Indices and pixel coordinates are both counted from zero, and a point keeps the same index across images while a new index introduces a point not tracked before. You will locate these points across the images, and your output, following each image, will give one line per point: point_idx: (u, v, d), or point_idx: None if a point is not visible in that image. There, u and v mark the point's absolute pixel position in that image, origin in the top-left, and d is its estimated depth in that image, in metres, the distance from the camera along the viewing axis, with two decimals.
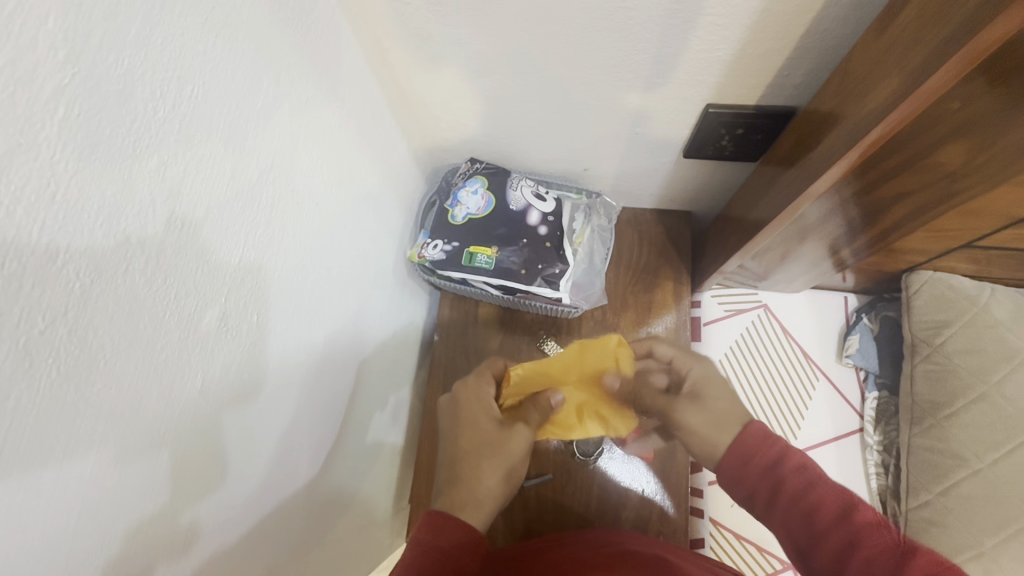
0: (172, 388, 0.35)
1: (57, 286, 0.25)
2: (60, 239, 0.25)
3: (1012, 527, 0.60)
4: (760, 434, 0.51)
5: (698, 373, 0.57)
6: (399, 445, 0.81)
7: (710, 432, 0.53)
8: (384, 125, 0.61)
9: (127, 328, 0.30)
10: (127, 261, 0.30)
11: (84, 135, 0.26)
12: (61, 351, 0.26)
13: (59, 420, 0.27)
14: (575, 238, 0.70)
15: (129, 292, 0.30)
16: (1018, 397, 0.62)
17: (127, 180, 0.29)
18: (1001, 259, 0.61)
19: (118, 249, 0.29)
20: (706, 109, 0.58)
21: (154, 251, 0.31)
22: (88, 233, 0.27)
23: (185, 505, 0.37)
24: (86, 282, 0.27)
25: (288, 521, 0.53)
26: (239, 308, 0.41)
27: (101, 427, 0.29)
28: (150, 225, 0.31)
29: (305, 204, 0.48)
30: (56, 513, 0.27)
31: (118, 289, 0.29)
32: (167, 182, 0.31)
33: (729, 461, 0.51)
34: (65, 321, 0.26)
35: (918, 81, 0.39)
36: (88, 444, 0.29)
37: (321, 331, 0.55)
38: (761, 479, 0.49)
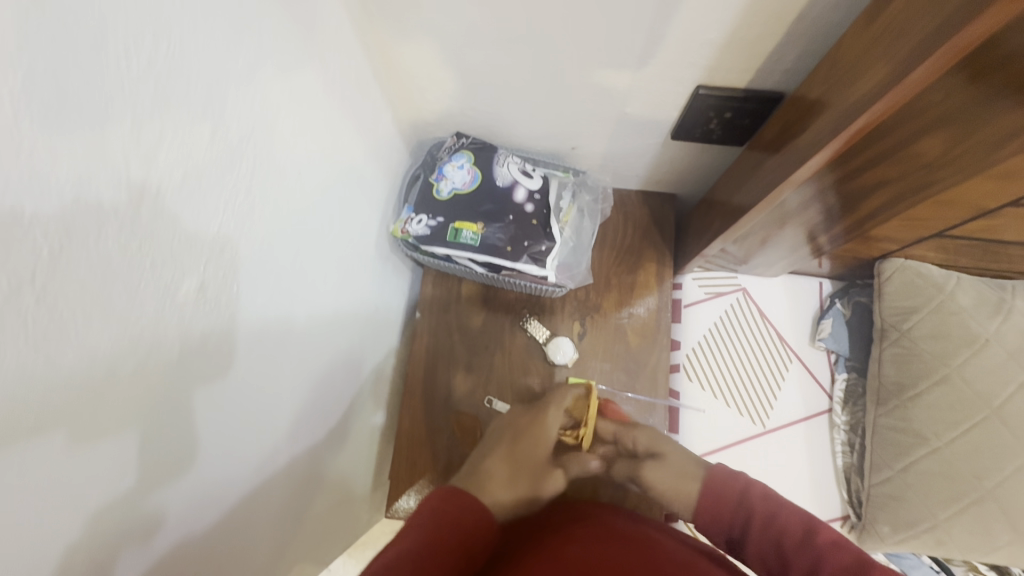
0: (147, 362, 0.34)
1: (22, 252, 0.24)
2: (26, 201, 0.24)
3: (960, 501, 0.64)
4: (724, 474, 0.60)
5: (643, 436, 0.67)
6: (378, 421, 0.81)
7: (679, 483, 0.61)
8: (368, 95, 0.59)
9: (98, 295, 0.29)
10: (99, 227, 0.28)
11: (49, 89, 0.24)
12: (30, 321, 0.25)
13: (28, 392, 0.25)
14: (562, 216, 0.70)
15: (101, 256, 0.28)
16: (977, 378, 0.65)
17: (99, 144, 0.27)
18: (968, 248, 0.63)
19: (89, 210, 0.27)
20: (696, 91, 0.57)
21: (128, 218, 0.30)
22: (58, 192, 0.25)
23: (160, 481, 0.37)
24: (55, 246, 0.26)
25: (267, 493, 0.52)
26: (217, 278, 0.39)
27: (71, 400, 0.28)
28: (122, 189, 0.29)
29: (286, 172, 0.46)
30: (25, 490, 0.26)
31: (91, 252, 0.28)
32: (141, 145, 0.30)
33: (704, 506, 0.59)
34: (32, 288, 0.25)
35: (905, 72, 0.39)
36: (61, 416, 0.28)
37: (300, 305, 0.53)
38: (734, 513, 0.57)
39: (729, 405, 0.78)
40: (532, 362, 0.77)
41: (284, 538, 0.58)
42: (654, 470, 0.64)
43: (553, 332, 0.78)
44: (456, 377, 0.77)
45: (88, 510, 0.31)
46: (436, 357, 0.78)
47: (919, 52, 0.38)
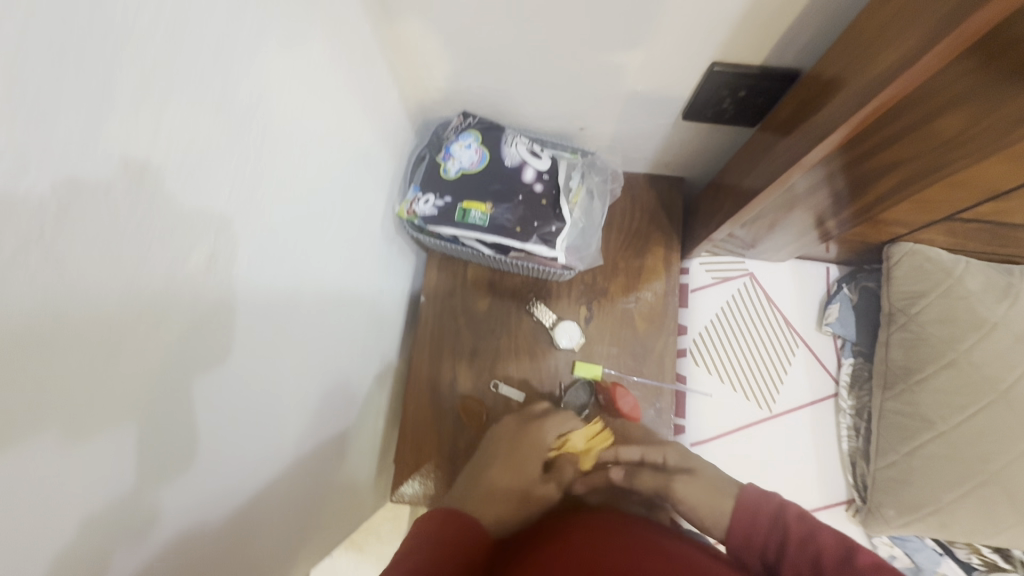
0: (155, 334, 0.33)
1: (23, 216, 0.23)
2: (27, 160, 0.23)
3: (966, 484, 0.64)
4: (757, 493, 0.59)
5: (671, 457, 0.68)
6: (383, 404, 0.80)
7: (710, 498, 0.61)
8: (375, 70, 0.58)
9: (106, 261, 0.28)
10: (105, 188, 0.27)
11: (45, 44, 0.23)
12: (37, 286, 0.24)
13: (35, 359, 0.25)
14: (572, 197, 0.68)
15: (110, 218, 0.28)
16: (984, 362, 0.65)
17: (103, 104, 0.26)
18: (976, 233, 0.63)
19: (95, 166, 0.26)
20: (711, 68, 0.56)
21: (136, 182, 0.29)
22: (61, 143, 0.24)
23: (166, 457, 0.36)
24: (62, 201, 0.25)
25: (275, 472, 0.52)
26: (226, 249, 0.39)
27: (77, 371, 0.27)
28: (130, 151, 0.28)
29: (291, 145, 0.45)
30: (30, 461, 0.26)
31: (98, 212, 0.27)
32: (145, 109, 0.29)
33: (738, 520, 0.57)
34: (36, 253, 0.24)
35: (924, 48, 0.38)
36: (66, 387, 0.27)
37: (307, 285, 0.53)
38: (769, 531, 0.55)
39: (736, 388, 0.78)
40: (538, 346, 0.76)
41: (291, 520, 0.57)
42: (682, 484, 0.64)
43: (559, 316, 0.77)
44: (461, 362, 0.77)
45: (94, 484, 0.30)
46: (442, 341, 0.77)
47: (941, 28, 0.37)
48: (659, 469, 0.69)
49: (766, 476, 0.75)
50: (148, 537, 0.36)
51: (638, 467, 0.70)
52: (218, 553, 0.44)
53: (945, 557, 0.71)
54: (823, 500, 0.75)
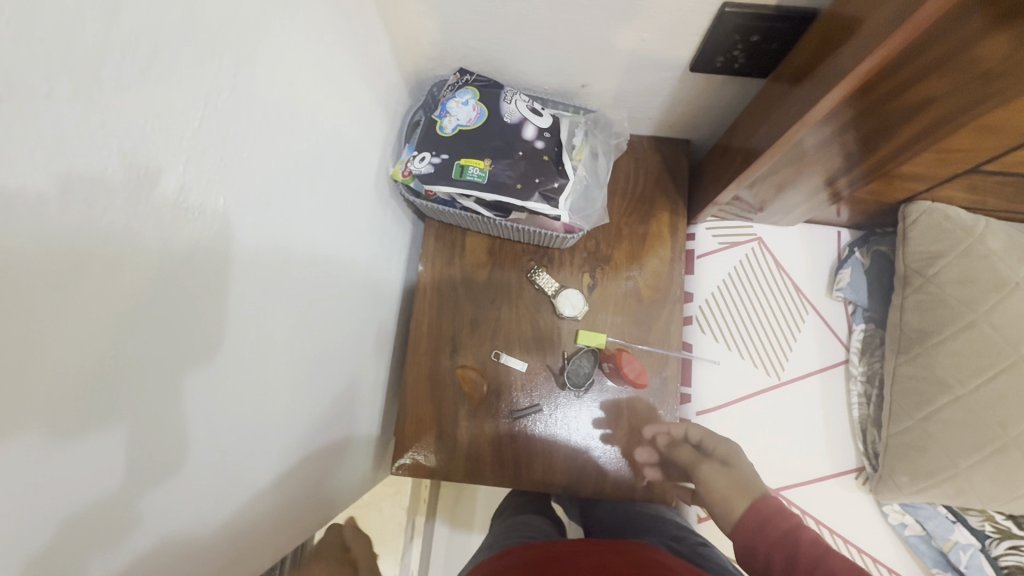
0: (124, 270, 0.29)
1: None
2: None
3: (986, 449, 0.63)
4: (776, 508, 0.61)
5: (725, 447, 0.69)
6: (383, 377, 0.78)
7: (731, 491, 0.65)
8: (368, 16, 0.53)
9: (59, 179, 0.24)
10: (52, 89, 0.23)
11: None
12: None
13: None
14: (575, 154, 0.66)
15: (60, 126, 0.23)
16: (1006, 324, 0.62)
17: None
18: (999, 187, 0.60)
19: (40, 62, 0.22)
20: (722, 10, 0.52)
21: (89, 85, 0.24)
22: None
23: (146, 416, 0.33)
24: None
25: (273, 440, 0.50)
26: (201, 184, 0.33)
27: (31, 304, 0.23)
28: (86, 46, 0.24)
29: (280, 86, 0.41)
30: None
31: (44, 117, 0.23)
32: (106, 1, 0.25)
33: (747, 520, 0.61)
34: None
35: None
36: (18, 323, 0.23)
37: (303, 245, 0.50)
38: (776, 543, 0.57)
39: (744, 356, 0.76)
40: (540, 315, 0.74)
41: (288, 488, 0.56)
42: (713, 470, 0.67)
43: (562, 285, 0.74)
44: (461, 332, 0.74)
45: (64, 443, 0.27)
46: (442, 310, 0.75)
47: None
48: (699, 448, 0.70)
49: (774, 444, 0.74)
50: (126, 501, 0.32)
51: (681, 447, 0.70)
52: (209, 517, 0.42)
53: (957, 525, 0.70)
54: (833, 468, 0.73)
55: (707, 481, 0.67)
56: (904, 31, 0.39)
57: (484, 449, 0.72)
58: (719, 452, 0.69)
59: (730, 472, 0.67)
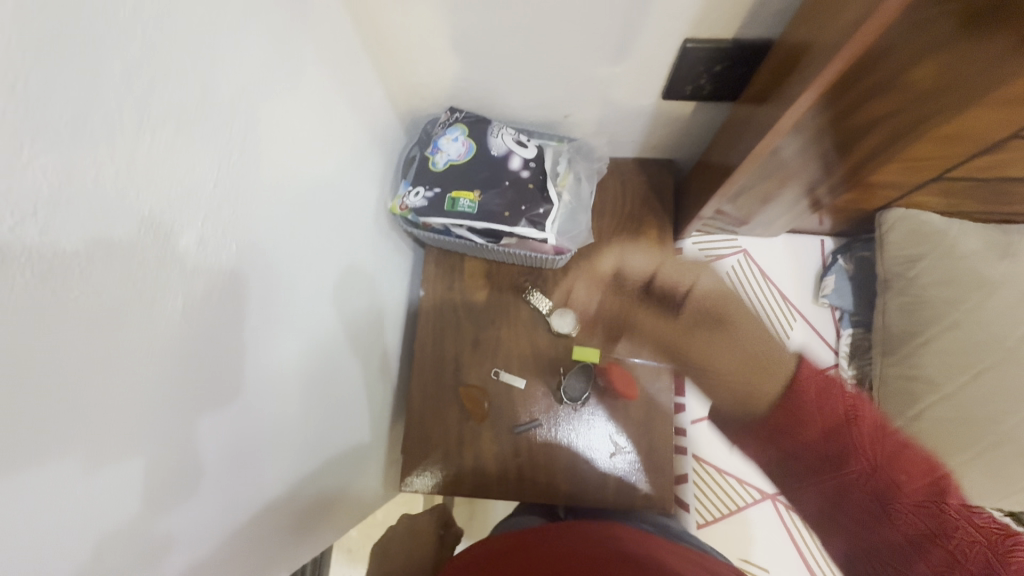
0: (155, 306, 0.33)
1: (19, 198, 0.24)
2: (21, 140, 0.24)
3: (980, 446, 0.63)
4: (823, 384, 0.78)
5: (702, 283, 0.79)
6: (388, 398, 0.82)
7: (745, 363, 0.77)
8: (359, 67, 0.59)
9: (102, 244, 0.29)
10: (96, 171, 0.28)
11: (25, 9, 0.23)
12: (37, 256, 0.25)
13: (19, 334, 0.25)
14: (559, 180, 0.71)
15: (101, 200, 0.28)
16: (987, 322, 0.64)
17: (91, 77, 0.27)
18: (971, 192, 0.62)
19: (86, 153, 0.27)
20: (685, 45, 0.57)
21: (124, 167, 0.29)
22: (54, 131, 0.25)
23: (167, 440, 0.36)
24: (58, 182, 0.26)
25: (284, 459, 0.54)
26: (217, 234, 0.39)
27: (68, 348, 0.27)
28: (121, 133, 0.29)
29: (282, 142, 0.46)
30: (31, 427, 0.26)
31: (93, 195, 0.28)
32: (133, 89, 0.29)
33: (777, 412, 0.77)
34: (35, 220, 0.25)
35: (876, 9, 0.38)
36: (59, 362, 0.27)
37: (308, 279, 0.54)
38: (844, 426, 0.75)
39: None
40: (535, 334, 0.77)
41: (300, 503, 0.59)
42: (716, 332, 0.78)
43: (556, 303, 0.78)
44: (463, 352, 0.78)
45: (96, 468, 0.31)
46: (443, 332, 0.79)
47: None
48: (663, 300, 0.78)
49: None
50: (151, 514, 0.36)
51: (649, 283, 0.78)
52: (226, 533, 0.46)
53: None
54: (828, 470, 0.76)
55: (714, 360, 0.77)
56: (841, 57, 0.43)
57: (488, 462, 0.75)
58: (702, 296, 0.79)
59: (730, 330, 0.78)
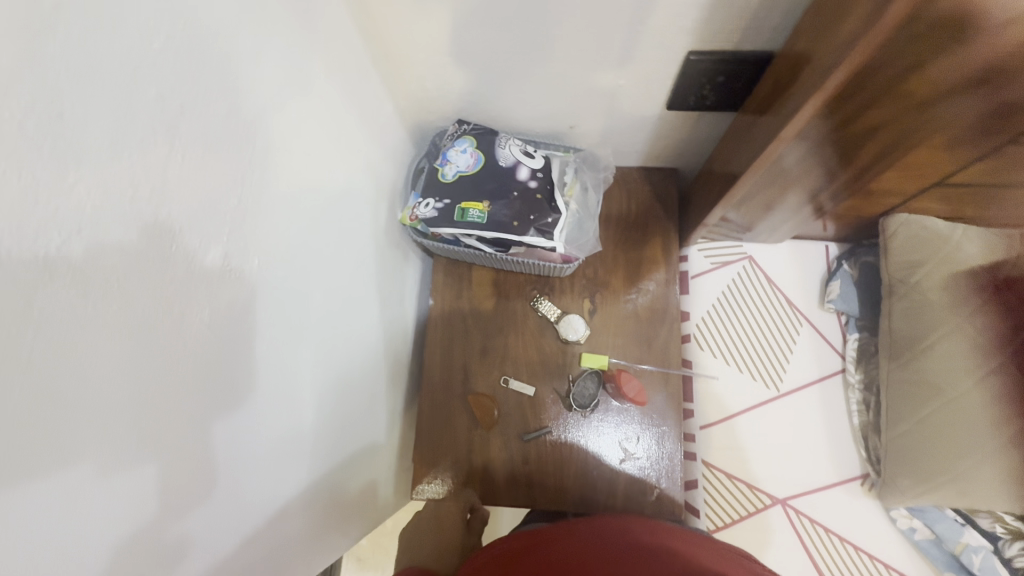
0: (181, 320, 0.35)
1: (63, 220, 0.25)
2: (68, 166, 0.25)
3: (986, 448, 0.64)
4: None
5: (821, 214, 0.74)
6: (399, 407, 0.82)
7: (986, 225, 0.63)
8: (369, 82, 0.60)
9: (138, 261, 0.30)
10: (132, 191, 0.29)
11: (68, 41, 0.25)
12: (76, 272, 0.26)
13: (59, 349, 0.26)
14: (566, 190, 0.72)
15: (136, 218, 0.30)
16: (988, 327, 0.65)
17: (127, 102, 0.28)
18: (971, 197, 0.63)
19: (121, 174, 0.28)
20: (687, 57, 0.58)
21: (156, 186, 0.31)
22: (94, 155, 0.27)
23: (187, 449, 0.38)
24: (96, 203, 0.27)
25: (298, 467, 0.55)
26: (240, 249, 0.40)
27: (100, 359, 0.29)
28: (155, 155, 0.31)
29: (297, 156, 0.47)
30: (64, 437, 0.27)
31: (126, 214, 0.29)
32: (166, 113, 0.31)
33: None
34: (79, 240, 0.26)
35: (872, 23, 0.39)
36: (91, 372, 0.28)
37: (321, 290, 0.55)
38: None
39: (742, 370, 0.79)
40: (544, 341, 0.78)
41: (314, 511, 0.60)
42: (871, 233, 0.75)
43: (563, 311, 0.79)
44: (472, 360, 0.79)
45: (122, 476, 0.32)
46: (452, 340, 0.80)
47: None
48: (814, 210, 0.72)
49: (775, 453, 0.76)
50: (174, 522, 0.37)
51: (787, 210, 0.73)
52: (241, 542, 0.46)
53: (967, 527, 0.71)
54: (836, 476, 0.75)
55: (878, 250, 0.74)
56: (838, 74, 0.44)
57: (497, 469, 0.76)
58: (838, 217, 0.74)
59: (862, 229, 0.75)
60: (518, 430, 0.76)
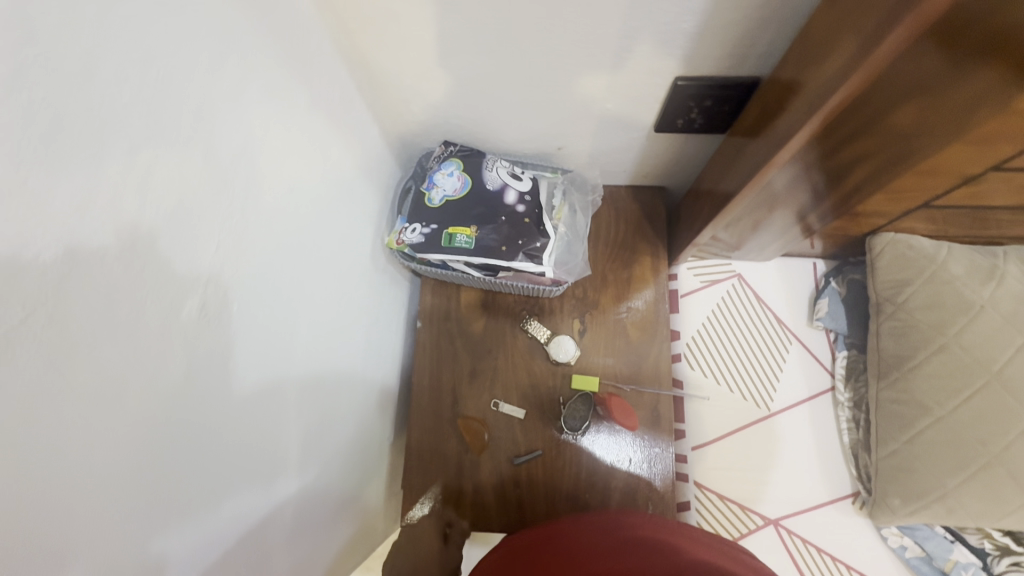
0: (158, 377, 0.34)
1: (20, 293, 0.25)
2: (23, 236, 0.24)
3: (972, 467, 0.65)
4: None
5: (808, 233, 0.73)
6: (388, 431, 0.81)
7: None
8: (352, 108, 0.59)
9: (106, 324, 0.30)
10: (97, 252, 0.28)
11: (23, 108, 0.24)
12: (40, 343, 0.26)
13: (21, 424, 0.25)
14: (555, 214, 0.72)
15: (102, 282, 0.29)
16: (974, 345, 0.66)
17: (90, 163, 0.27)
18: (956, 218, 0.64)
19: (85, 238, 0.27)
20: (674, 82, 0.58)
21: (125, 245, 0.30)
22: (53, 220, 0.26)
23: (170, 505, 0.36)
24: (56, 273, 0.26)
25: (284, 507, 0.53)
26: (217, 296, 0.39)
27: (69, 426, 0.28)
28: (124, 214, 0.30)
29: (281, 193, 0.46)
30: (34, 513, 0.26)
31: (90, 278, 0.28)
32: (137, 170, 0.30)
33: None
34: (38, 312, 0.26)
35: (853, 60, 0.39)
36: (59, 441, 0.27)
37: (306, 324, 0.54)
38: None
39: (733, 389, 0.79)
40: (533, 363, 0.78)
41: (305, 550, 0.58)
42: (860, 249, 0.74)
43: (554, 331, 0.78)
44: (461, 382, 0.78)
45: (99, 543, 0.31)
46: (441, 363, 0.79)
47: (880, 26, 0.36)
48: (805, 229, 0.72)
49: (766, 472, 0.76)
50: None
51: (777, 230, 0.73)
52: None
53: (956, 544, 0.72)
54: (828, 494, 0.76)
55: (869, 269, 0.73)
56: (817, 115, 0.44)
57: (488, 493, 0.75)
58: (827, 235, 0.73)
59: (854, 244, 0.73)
60: (509, 453, 0.75)
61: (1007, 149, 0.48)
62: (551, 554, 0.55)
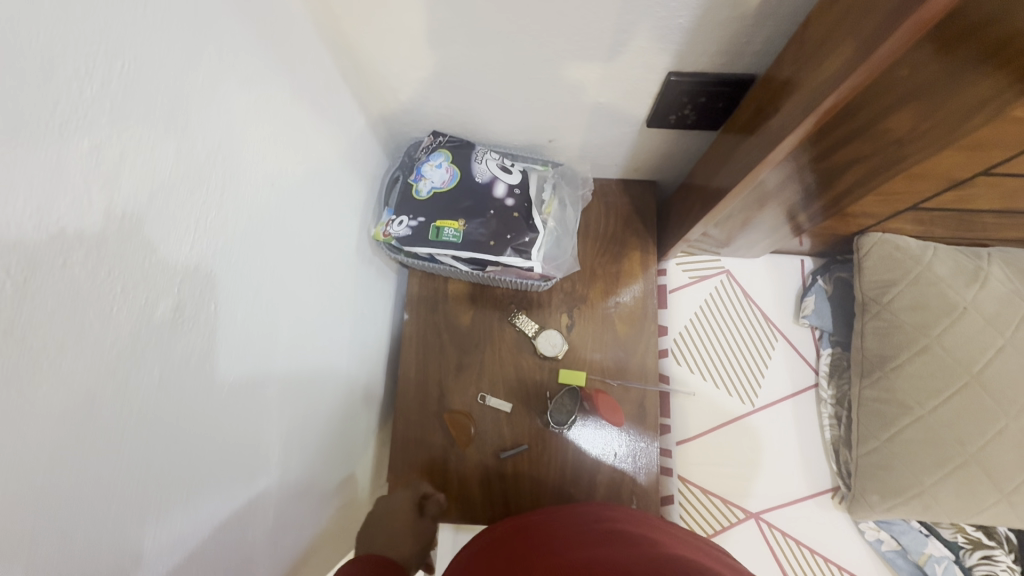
0: (130, 381, 0.33)
1: None
2: None
3: (949, 465, 0.66)
4: None
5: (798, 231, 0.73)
6: (373, 423, 0.81)
7: None
8: (337, 97, 0.58)
9: (74, 331, 0.28)
10: (65, 255, 0.27)
11: None
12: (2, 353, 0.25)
13: None
14: (544, 208, 0.70)
15: (71, 286, 0.28)
16: (956, 345, 0.67)
17: (57, 163, 0.26)
18: (943, 220, 0.64)
19: (52, 241, 0.26)
20: (668, 78, 0.57)
21: (95, 245, 0.29)
22: (17, 224, 0.24)
23: (146, 510, 0.36)
24: (19, 278, 0.25)
25: (265, 502, 0.52)
26: (194, 296, 0.38)
27: (34, 438, 0.27)
28: (92, 216, 0.28)
29: (263, 187, 0.45)
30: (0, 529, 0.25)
31: (57, 282, 0.27)
32: (105, 169, 0.29)
33: None
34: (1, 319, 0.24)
35: (850, 63, 0.38)
36: (24, 454, 0.26)
37: (288, 319, 0.53)
38: None
39: (718, 385, 0.80)
40: (521, 357, 0.77)
41: (288, 543, 0.58)
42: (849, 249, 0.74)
43: (542, 325, 0.78)
44: (448, 375, 0.78)
45: (70, 552, 0.30)
46: (428, 356, 0.78)
47: (881, 30, 0.35)
48: (795, 227, 0.72)
49: (748, 467, 0.77)
50: None
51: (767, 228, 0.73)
52: None
53: (931, 538, 0.74)
54: (809, 489, 0.77)
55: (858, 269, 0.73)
56: (811, 117, 0.43)
57: (473, 486, 0.75)
58: (817, 233, 0.73)
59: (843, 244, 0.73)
60: (495, 446, 0.75)
61: (999, 155, 0.47)
62: (534, 543, 0.54)
